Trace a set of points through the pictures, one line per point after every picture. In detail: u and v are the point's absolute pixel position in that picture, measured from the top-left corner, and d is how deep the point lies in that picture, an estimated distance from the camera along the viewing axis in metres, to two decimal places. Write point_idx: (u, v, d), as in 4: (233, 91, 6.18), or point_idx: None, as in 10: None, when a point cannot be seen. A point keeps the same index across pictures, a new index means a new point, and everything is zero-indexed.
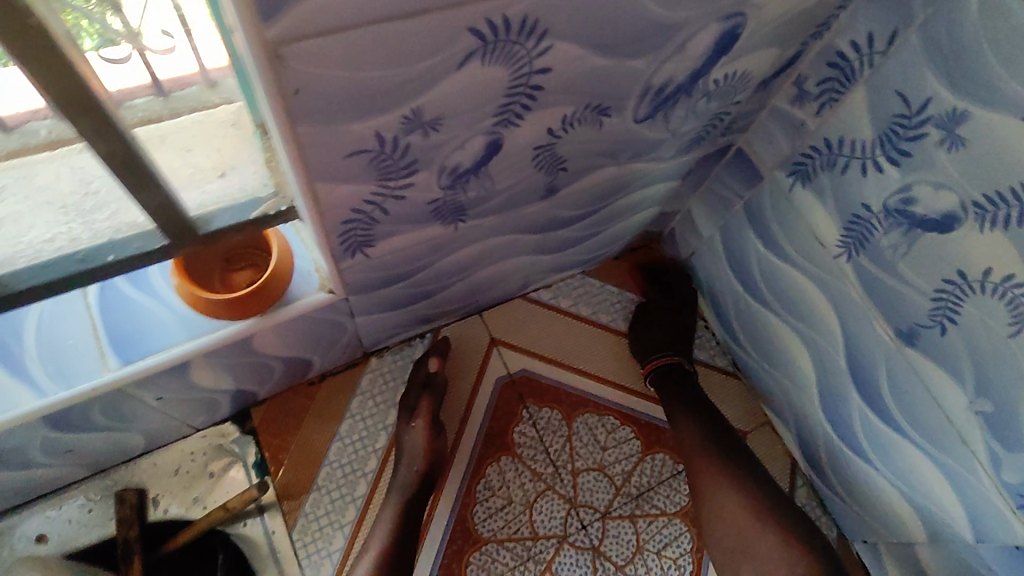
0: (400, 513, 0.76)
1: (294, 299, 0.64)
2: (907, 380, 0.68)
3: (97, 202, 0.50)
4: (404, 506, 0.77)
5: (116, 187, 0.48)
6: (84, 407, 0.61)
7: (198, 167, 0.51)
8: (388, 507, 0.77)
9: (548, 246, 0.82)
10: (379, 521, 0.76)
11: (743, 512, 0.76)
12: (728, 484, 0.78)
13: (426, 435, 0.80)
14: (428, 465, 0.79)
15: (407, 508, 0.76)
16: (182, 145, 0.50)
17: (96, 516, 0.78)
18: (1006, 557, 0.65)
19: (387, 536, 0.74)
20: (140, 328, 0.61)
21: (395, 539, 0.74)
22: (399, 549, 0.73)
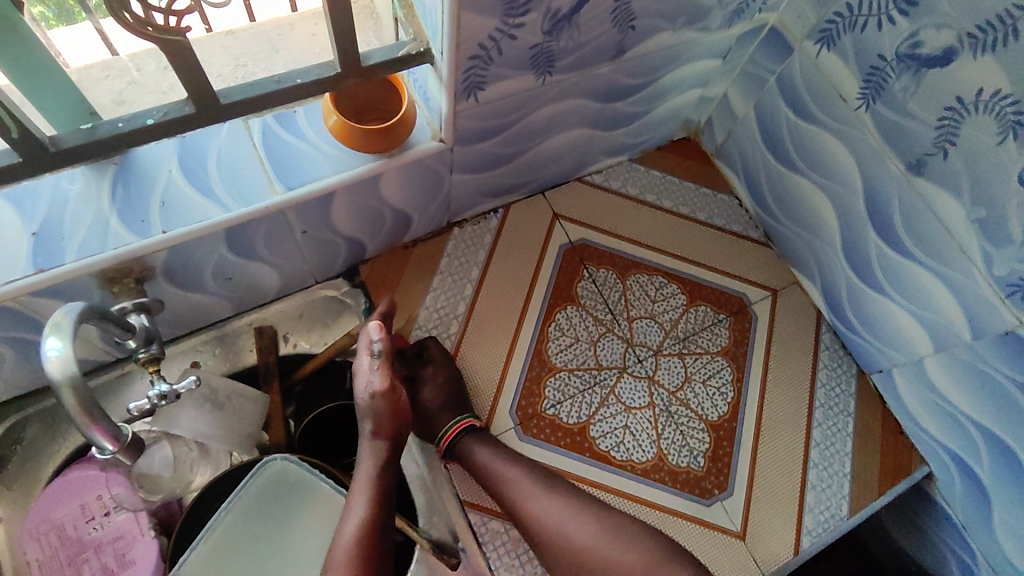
0: (378, 474, 0.75)
1: (414, 145, 0.79)
2: (915, 205, 0.82)
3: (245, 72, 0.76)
4: (377, 488, 0.75)
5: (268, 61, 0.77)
6: (252, 228, 0.77)
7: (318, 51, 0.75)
8: (365, 470, 0.75)
9: (607, 119, 0.97)
10: (359, 497, 0.73)
11: (607, 543, 0.76)
12: (589, 519, 0.78)
13: (383, 379, 0.73)
14: (393, 446, 0.76)
15: (380, 494, 0.74)
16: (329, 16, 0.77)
17: (237, 350, 0.94)
18: (997, 343, 0.79)
19: (366, 511, 0.72)
20: (297, 164, 0.76)
21: (380, 506, 0.73)
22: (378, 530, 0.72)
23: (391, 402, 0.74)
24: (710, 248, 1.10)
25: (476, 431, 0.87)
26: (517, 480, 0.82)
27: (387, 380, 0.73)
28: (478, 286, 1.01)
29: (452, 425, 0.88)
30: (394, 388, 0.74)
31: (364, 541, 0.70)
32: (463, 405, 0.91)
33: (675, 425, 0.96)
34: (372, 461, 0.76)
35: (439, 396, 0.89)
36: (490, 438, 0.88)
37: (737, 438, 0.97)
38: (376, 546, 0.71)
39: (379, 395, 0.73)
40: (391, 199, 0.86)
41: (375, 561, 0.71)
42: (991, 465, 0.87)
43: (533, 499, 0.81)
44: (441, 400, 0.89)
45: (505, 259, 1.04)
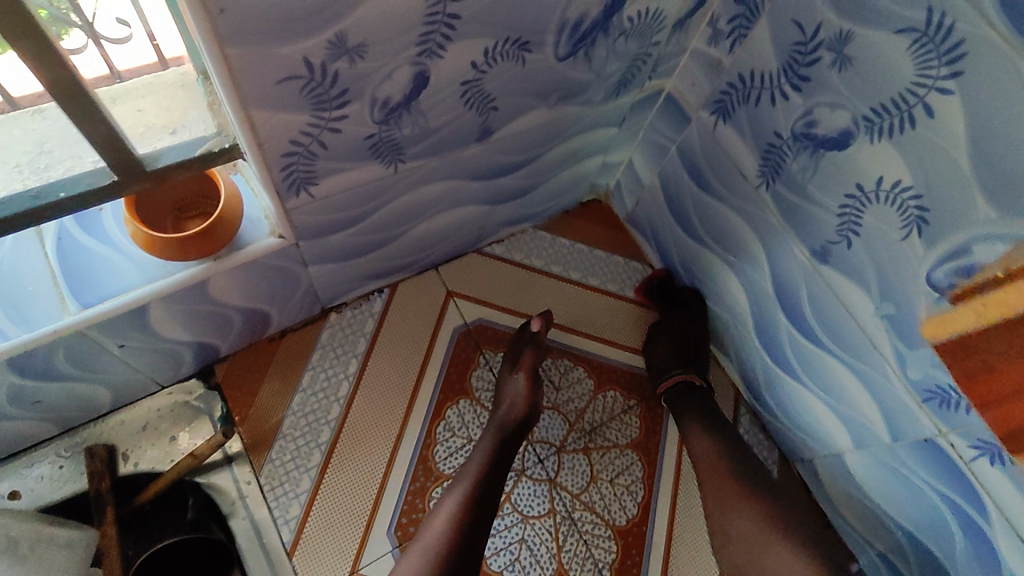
0: (493, 451, 0.76)
1: (246, 246, 0.68)
2: (822, 293, 0.73)
3: (50, 160, 0.53)
4: (483, 474, 0.73)
5: (83, 149, 0.54)
6: (46, 352, 0.64)
7: (148, 126, 0.55)
8: (470, 470, 0.73)
9: (496, 194, 0.87)
10: (455, 488, 0.71)
11: (757, 513, 0.72)
12: (744, 501, 0.74)
13: (525, 394, 0.83)
14: (520, 422, 0.80)
15: (485, 479, 0.72)
16: (136, 105, 0.54)
17: (67, 472, 0.80)
18: (917, 449, 0.70)
19: (459, 502, 0.69)
20: (100, 276, 0.64)
21: (471, 503, 0.69)
22: (469, 535, 0.66)
23: (527, 394, 0.83)
24: (620, 324, 1.00)
25: (692, 387, 0.89)
26: (714, 461, 0.79)
27: (529, 370, 0.85)
28: (356, 383, 0.89)
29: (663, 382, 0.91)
30: (534, 379, 0.85)
31: (456, 526, 0.66)
32: (683, 360, 0.92)
33: (577, 535, 0.85)
34: (479, 457, 0.75)
35: (660, 356, 0.93)
36: (704, 400, 0.87)
37: (647, 544, 0.86)
38: (467, 532, 0.66)
39: (523, 381, 0.85)
40: (234, 300, 0.74)
41: (470, 545, 0.65)
42: (921, 573, 0.79)
43: (708, 454, 0.80)
44: (665, 355, 0.93)
45: (389, 349, 0.92)
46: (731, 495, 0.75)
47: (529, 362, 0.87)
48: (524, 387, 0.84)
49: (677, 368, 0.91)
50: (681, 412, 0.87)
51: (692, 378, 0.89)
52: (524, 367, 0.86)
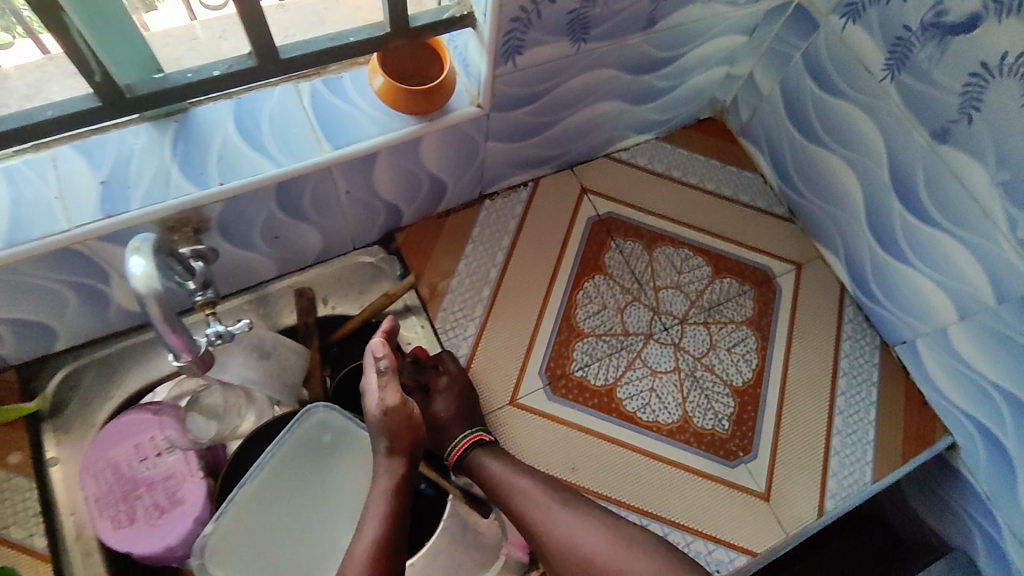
0: (398, 488, 0.76)
1: (453, 109, 0.83)
2: (938, 171, 0.84)
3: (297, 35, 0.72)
4: (389, 519, 0.74)
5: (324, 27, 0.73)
6: (300, 186, 0.81)
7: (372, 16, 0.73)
8: (382, 489, 0.76)
9: (637, 93, 1.00)
10: (371, 519, 0.73)
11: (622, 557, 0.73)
12: (586, 526, 0.76)
13: (396, 396, 0.76)
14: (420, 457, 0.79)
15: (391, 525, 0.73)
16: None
17: (279, 307, 0.98)
18: (1022, 306, 0.80)
19: (381, 526, 0.73)
20: (345, 124, 0.81)
21: (393, 527, 0.73)
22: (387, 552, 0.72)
23: (403, 414, 0.76)
24: (735, 223, 1.12)
25: (487, 446, 0.86)
26: (531, 489, 0.80)
27: (404, 399, 0.77)
28: (509, 255, 1.04)
29: (463, 439, 0.86)
30: (405, 402, 0.76)
31: (383, 545, 0.71)
32: (473, 421, 0.89)
33: (700, 390, 0.98)
34: (380, 503, 0.75)
35: (454, 410, 0.88)
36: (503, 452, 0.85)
37: (761, 403, 0.99)
38: (391, 560, 0.71)
39: (390, 409, 0.76)
40: (430, 163, 0.90)
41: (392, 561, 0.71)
42: (1016, 433, 0.88)
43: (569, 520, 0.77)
44: (453, 411, 0.88)
45: (534, 231, 1.07)
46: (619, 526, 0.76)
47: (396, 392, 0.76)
48: (395, 419, 0.76)
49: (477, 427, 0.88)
50: (476, 463, 0.84)
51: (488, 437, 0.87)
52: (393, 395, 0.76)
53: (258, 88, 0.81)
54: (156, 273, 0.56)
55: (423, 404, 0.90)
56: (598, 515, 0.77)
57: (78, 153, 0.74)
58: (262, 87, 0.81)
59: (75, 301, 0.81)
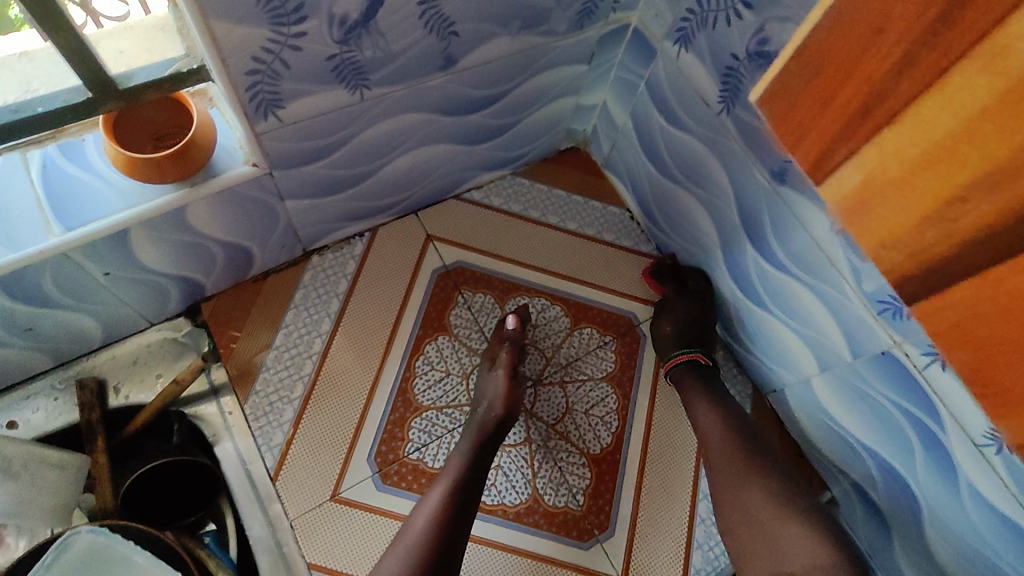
0: (463, 470, 0.74)
1: (222, 174, 0.71)
2: (783, 215, 0.75)
3: None
4: (460, 481, 0.72)
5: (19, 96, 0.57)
6: (32, 275, 0.67)
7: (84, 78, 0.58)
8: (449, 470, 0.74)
9: (468, 132, 0.89)
10: (432, 495, 0.71)
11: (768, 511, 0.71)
12: (762, 475, 0.74)
13: (501, 379, 0.83)
14: (496, 425, 0.79)
15: (461, 486, 0.72)
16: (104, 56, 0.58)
17: (61, 404, 0.83)
18: (876, 365, 0.72)
19: (439, 507, 0.69)
20: (83, 200, 0.67)
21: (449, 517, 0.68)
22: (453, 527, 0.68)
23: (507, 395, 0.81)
24: (598, 266, 1.02)
25: (697, 369, 0.88)
26: (733, 450, 0.78)
27: (510, 366, 0.85)
28: (337, 320, 0.92)
29: (672, 357, 0.89)
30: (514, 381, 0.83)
31: (436, 530, 0.67)
32: (694, 342, 0.91)
33: (552, 463, 0.88)
34: (447, 475, 0.74)
35: (677, 331, 0.91)
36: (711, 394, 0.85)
37: (620, 472, 0.88)
38: (451, 533, 0.67)
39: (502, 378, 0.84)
40: (213, 231, 0.77)
41: (457, 532, 0.68)
42: (886, 492, 0.81)
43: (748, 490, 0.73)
44: (676, 332, 0.91)
45: (368, 290, 0.95)
46: (749, 484, 0.74)
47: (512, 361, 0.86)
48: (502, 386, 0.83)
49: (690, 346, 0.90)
50: (681, 381, 0.88)
51: (700, 359, 0.89)
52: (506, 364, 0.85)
53: None
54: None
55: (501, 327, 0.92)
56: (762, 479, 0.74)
57: None
58: None
59: None
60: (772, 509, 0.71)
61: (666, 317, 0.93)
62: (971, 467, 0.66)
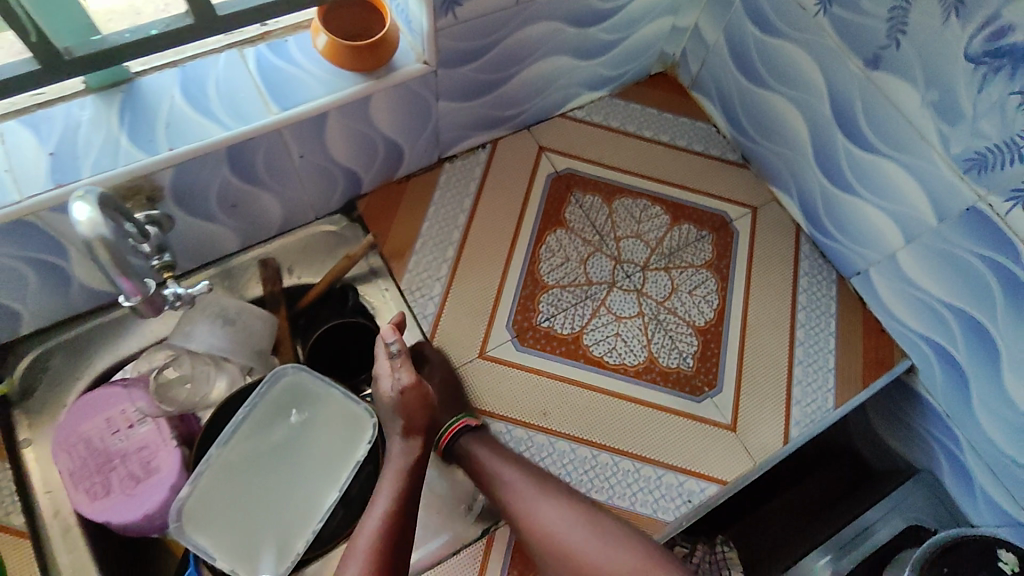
0: (406, 472, 0.78)
1: (398, 68, 0.85)
2: (874, 98, 0.87)
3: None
4: (401, 497, 0.76)
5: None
6: (253, 148, 0.82)
7: None
8: (391, 475, 0.78)
9: (584, 47, 1.02)
10: (380, 498, 0.75)
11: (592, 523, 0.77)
12: (575, 508, 0.78)
13: (411, 374, 0.80)
14: (417, 454, 0.80)
15: (405, 494, 0.76)
16: None
17: (245, 281, 0.98)
18: (961, 221, 0.83)
19: (388, 509, 0.74)
20: (291, 87, 0.82)
21: (398, 523, 0.73)
22: (396, 539, 0.73)
23: (419, 394, 0.80)
24: (691, 173, 1.14)
25: (477, 430, 0.85)
26: (545, 483, 0.80)
27: (415, 376, 0.80)
28: (470, 215, 1.05)
29: (452, 424, 0.85)
30: (419, 382, 0.81)
31: (382, 542, 0.72)
32: (463, 409, 0.89)
33: (663, 331, 1.01)
34: (392, 479, 0.77)
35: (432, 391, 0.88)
36: (494, 440, 0.85)
37: (723, 340, 1.01)
38: (396, 541, 0.72)
39: (407, 388, 0.80)
40: (382, 124, 0.91)
41: (401, 541, 0.73)
42: (966, 346, 0.92)
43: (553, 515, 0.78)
44: (445, 385, 0.89)
45: (495, 190, 1.08)
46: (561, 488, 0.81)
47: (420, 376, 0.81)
48: (412, 398, 0.80)
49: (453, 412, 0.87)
50: (467, 447, 0.84)
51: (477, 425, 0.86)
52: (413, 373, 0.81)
53: (203, 56, 0.82)
54: (101, 218, 0.59)
55: (437, 365, 0.90)
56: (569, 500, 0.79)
57: (27, 127, 0.75)
58: (206, 55, 0.82)
59: (36, 280, 0.81)
60: (594, 545, 0.75)
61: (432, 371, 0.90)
62: None
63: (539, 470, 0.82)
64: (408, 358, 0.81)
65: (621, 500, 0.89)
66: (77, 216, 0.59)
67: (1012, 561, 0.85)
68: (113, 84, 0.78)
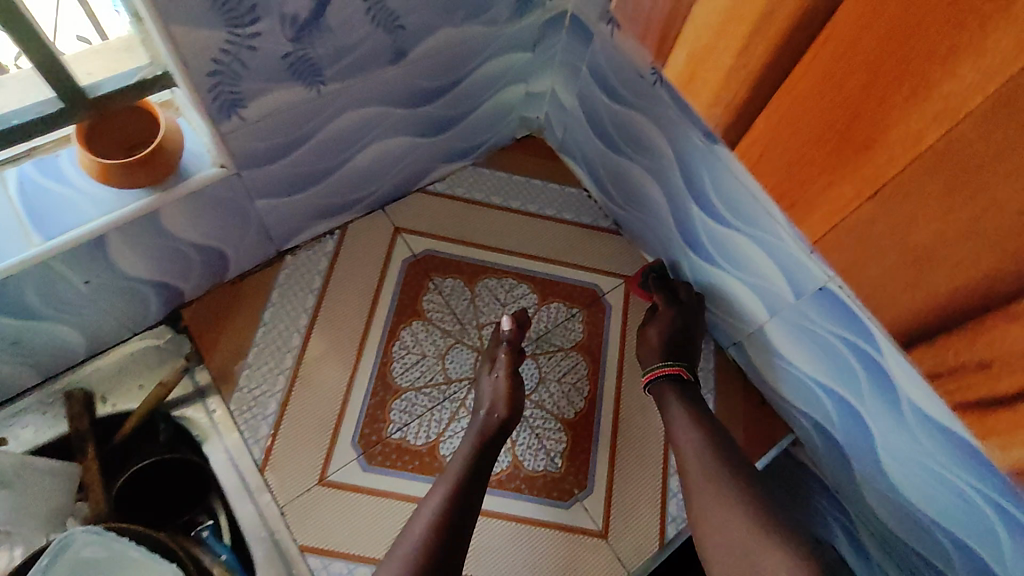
0: (483, 442, 0.79)
1: (191, 176, 0.74)
2: (721, 172, 0.81)
3: None
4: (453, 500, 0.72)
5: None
6: (15, 285, 0.70)
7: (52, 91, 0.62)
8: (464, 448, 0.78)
9: (424, 124, 0.94)
10: (440, 483, 0.74)
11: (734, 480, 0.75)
12: (720, 500, 0.74)
13: (507, 376, 0.86)
14: (499, 425, 0.81)
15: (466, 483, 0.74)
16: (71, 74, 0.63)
17: (50, 417, 0.85)
18: (818, 302, 0.78)
19: (446, 496, 0.72)
20: (59, 210, 0.70)
21: (460, 496, 0.72)
22: (460, 515, 0.70)
23: (510, 381, 0.86)
24: (561, 244, 1.07)
25: (678, 382, 0.89)
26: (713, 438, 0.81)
27: (509, 366, 0.88)
28: (314, 315, 0.96)
29: (655, 370, 0.91)
30: (514, 376, 0.87)
31: (434, 535, 0.67)
32: (681, 356, 0.92)
33: (529, 430, 0.92)
34: (444, 488, 0.73)
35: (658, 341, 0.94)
36: (686, 400, 0.87)
37: (595, 433, 0.93)
38: (448, 537, 0.68)
39: (501, 377, 0.87)
40: (186, 233, 0.80)
41: (456, 530, 0.69)
42: (842, 424, 0.86)
43: (713, 499, 0.74)
44: (655, 342, 0.92)
45: (343, 283, 0.99)
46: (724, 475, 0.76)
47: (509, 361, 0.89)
48: (504, 385, 0.86)
49: (668, 359, 0.91)
50: (660, 394, 0.89)
51: (681, 371, 0.90)
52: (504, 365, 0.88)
53: None
54: None
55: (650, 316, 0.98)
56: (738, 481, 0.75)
57: None
58: None
59: None
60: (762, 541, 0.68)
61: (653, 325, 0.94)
62: (912, 388, 0.71)
63: (705, 440, 0.81)
64: (507, 350, 0.90)
65: None
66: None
67: None
68: None
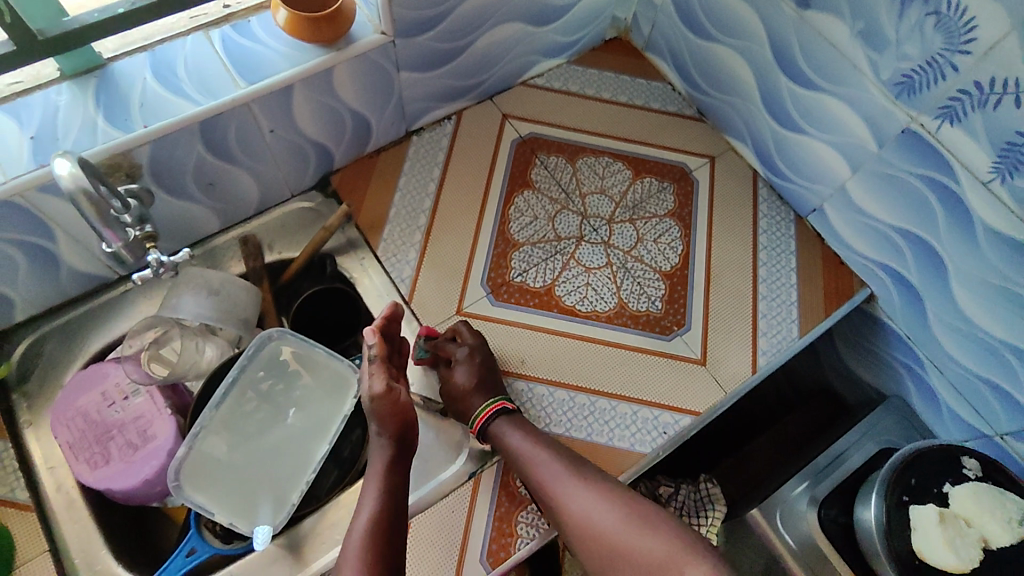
0: (385, 480, 0.77)
1: (358, 40, 0.89)
2: (809, 35, 0.92)
3: None
4: (387, 489, 0.77)
5: None
6: (225, 123, 0.86)
7: None
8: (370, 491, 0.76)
9: (536, 13, 1.07)
10: (363, 509, 0.74)
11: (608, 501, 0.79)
12: (602, 504, 0.79)
13: (382, 381, 0.80)
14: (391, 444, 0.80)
15: (390, 496, 0.76)
16: None
17: (227, 260, 1.02)
18: (898, 144, 0.89)
19: (372, 513, 0.73)
20: (256, 62, 0.86)
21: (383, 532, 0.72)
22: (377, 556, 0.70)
23: (391, 401, 0.79)
24: (651, 130, 1.19)
25: (507, 415, 0.89)
26: (555, 469, 0.83)
27: (384, 384, 0.79)
28: (440, 183, 1.10)
29: (483, 411, 0.88)
30: (391, 390, 0.79)
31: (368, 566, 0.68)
32: (496, 391, 0.92)
33: (632, 278, 1.05)
34: (376, 473, 0.78)
35: (474, 380, 0.91)
36: (524, 423, 0.88)
37: (689, 282, 1.06)
38: (384, 557, 0.70)
39: (377, 396, 0.79)
40: (348, 97, 0.95)
41: (388, 556, 0.71)
42: (917, 266, 0.97)
43: (580, 508, 0.79)
44: (472, 382, 0.90)
45: (462, 158, 1.13)
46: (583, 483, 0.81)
47: (382, 376, 0.80)
48: (385, 406, 0.79)
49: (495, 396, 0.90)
50: (496, 434, 0.88)
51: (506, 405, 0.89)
52: (380, 379, 0.80)
53: (170, 39, 0.87)
54: (81, 175, 0.66)
55: (443, 374, 0.93)
56: (611, 495, 0.80)
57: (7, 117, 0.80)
58: (174, 37, 0.87)
59: (26, 266, 0.84)
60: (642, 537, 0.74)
61: (462, 369, 0.91)
62: (986, 208, 0.82)
63: (569, 467, 0.83)
64: (383, 364, 0.81)
65: (647, 410, 0.96)
66: (60, 172, 0.66)
67: (975, 467, 0.90)
68: (89, 69, 0.83)
